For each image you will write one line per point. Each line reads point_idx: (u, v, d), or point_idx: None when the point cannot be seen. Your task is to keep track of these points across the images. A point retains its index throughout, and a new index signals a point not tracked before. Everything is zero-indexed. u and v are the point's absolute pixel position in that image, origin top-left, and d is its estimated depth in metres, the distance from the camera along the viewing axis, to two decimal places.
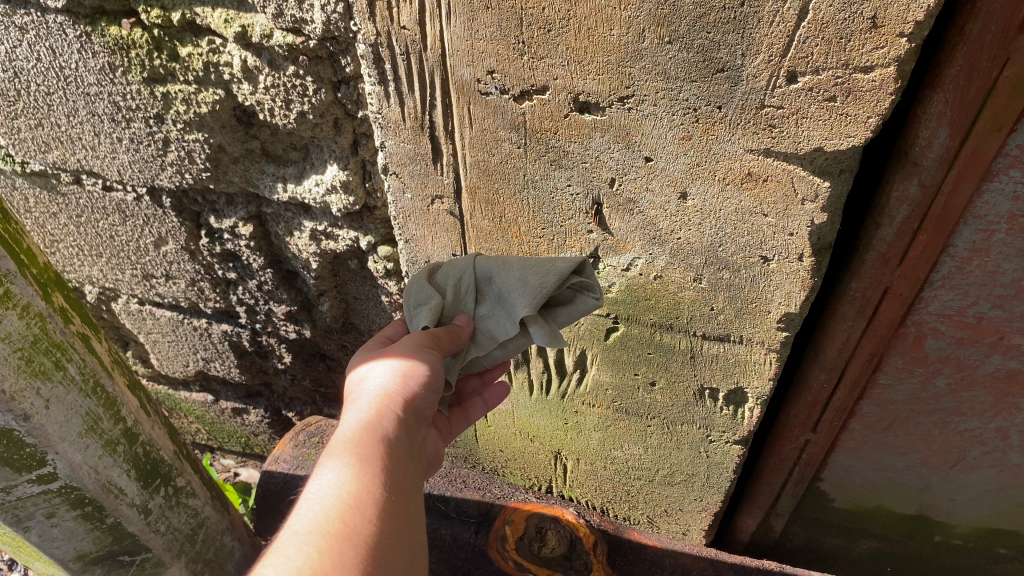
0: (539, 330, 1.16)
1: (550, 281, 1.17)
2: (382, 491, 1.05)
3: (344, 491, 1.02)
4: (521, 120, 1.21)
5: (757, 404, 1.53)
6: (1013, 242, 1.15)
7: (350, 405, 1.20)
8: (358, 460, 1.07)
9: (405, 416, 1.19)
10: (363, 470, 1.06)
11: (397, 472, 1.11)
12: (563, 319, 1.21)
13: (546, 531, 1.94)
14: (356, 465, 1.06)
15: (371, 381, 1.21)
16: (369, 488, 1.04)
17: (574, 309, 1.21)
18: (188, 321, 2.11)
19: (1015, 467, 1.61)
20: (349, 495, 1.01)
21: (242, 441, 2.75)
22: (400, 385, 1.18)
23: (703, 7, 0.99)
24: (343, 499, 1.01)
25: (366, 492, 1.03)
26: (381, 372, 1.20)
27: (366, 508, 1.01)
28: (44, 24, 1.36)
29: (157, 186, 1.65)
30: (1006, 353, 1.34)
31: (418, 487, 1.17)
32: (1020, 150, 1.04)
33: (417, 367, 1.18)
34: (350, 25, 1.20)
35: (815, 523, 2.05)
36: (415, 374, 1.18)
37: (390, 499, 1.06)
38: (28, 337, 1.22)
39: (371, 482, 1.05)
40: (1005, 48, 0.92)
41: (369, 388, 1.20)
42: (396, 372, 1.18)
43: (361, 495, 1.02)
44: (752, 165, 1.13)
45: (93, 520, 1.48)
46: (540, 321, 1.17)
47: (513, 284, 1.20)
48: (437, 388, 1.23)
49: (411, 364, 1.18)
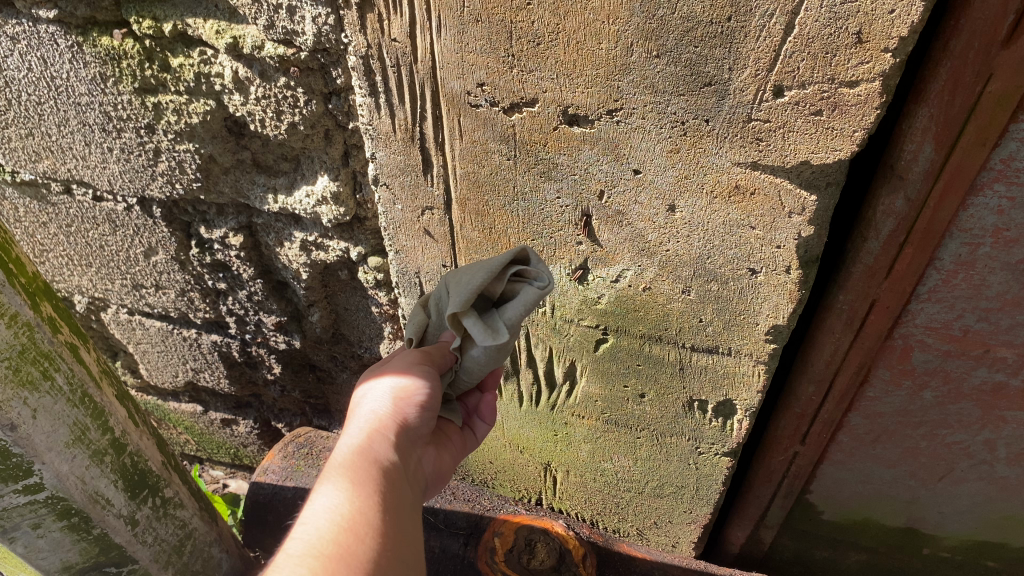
0: (471, 325, 1.08)
1: (479, 277, 1.09)
2: (378, 512, 1.05)
3: (339, 514, 1.01)
4: (510, 131, 1.22)
5: (746, 417, 1.53)
6: (998, 255, 1.16)
7: (343, 430, 1.20)
8: (354, 483, 1.07)
9: (398, 439, 1.19)
10: (358, 493, 1.06)
11: (394, 494, 1.11)
12: (508, 312, 1.10)
13: (535, 543, 1.90)
14: (352, 489, 1.06)
15: (365, 405, 1.21)
16: (364, 510, 1.04)
17: (517, 301, 1.10)
18: (178, 331, 2.09)
19: (1002, 479, 1.62)
20: (345, 518, 1.01)
21: (230, 453, 2.73)
22: (394, 407, 1.18)
23: (691, 21, 1.00)
24: (338, 520, 1.00)
25: (361, 515, 1.03)
26: (375, 396, 1.20)
27: (362, 529, 1.01)
28: (35, 34, 1.37)
29: (147, 196, 1.65)
30: (992, 366, 1.35)
31: (415, 508, 1.16)
32: (1004, 165, 1.05)
33: (415, 382, 1.18)
34: (340, 37, 1.21)
35: (804, 535, 2.05)
36: (413, 393, 1.18)
37: (385, 521, 1.06)
38: (16, 346, 1.21)
39: (366, 505, 1.05)
40: (988, 65, 0.94)
41: (362, 411, 1.20)
42: (391, 394, 1.18)
43: (356, 518, 1.02)
44: (740, 178, 1.14)
45: (79, 531, 1.47)
46: (473, 315, 1.09)
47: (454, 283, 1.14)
48: (435, 408, 1.22)
49: (408, 381, 1.18)
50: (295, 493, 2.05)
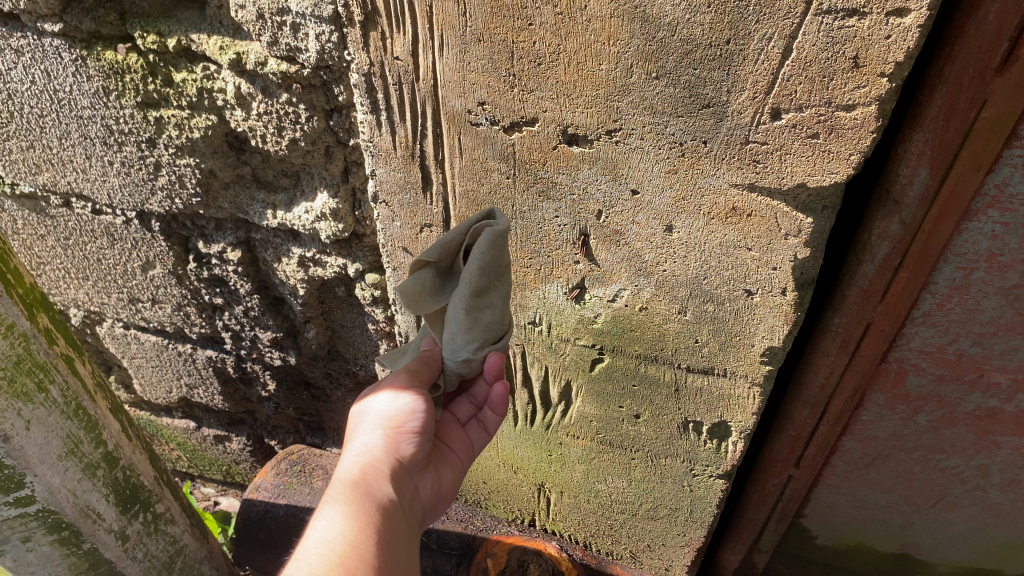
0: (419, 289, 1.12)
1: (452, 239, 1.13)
2: (371, 546, 1.03)
3: (332, 551, 0.99)
4: (510, 150, 1.23)
5: (740, 438, 1.52)
6: (991, 280, 1.17)
7: (339, 463, 1.18)
8: (347, 516, 1.05)
9: (394, 470, 1.16)
10: (352, 525, 1.04)
11: (389, 528, 1.09)
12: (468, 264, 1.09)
13: (528, 564, 1.81)
14: (345, 522, 1.04)
15: (359, 436, 1.19)
16: (357, 545, 1.02)
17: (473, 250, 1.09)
18: (173, 346, 2.08)
19: (996, 506, 1.61)
20: (337, 553, 0.98)
21: (221, 470, 2.69)
22: (387, 436, 1.17)
23: (690, 44, 1.01)
24: (330, 557, 0.98)
25: (354, 550, 1.01)
26: (367, 425, 1.18)
27: (354, 564, 0.98)
28: (40, 47, 1.38)
29: (146, 210, 1.65)
30: (986, 391, 1.35)
31: (413, 541, 1.14)
32: (998, 191, 1.06)
33: (407, 407, 1.15)
34: (343, 54, 1.22)
35: (797, 560, 2.03)
36: (407, 420, 1.16)
37: (379, 554, 1.03)
38: (11, 357, 1.19)
39: (360, 538, 1.03)
40: (982, 91, 0.95)
41: (358, 442, 1.18)
42: (381, 422, 1.16)
43: (347, 552, 1.00)
44: (737, 200, 1.15)
45: (70, 546, 1.43)
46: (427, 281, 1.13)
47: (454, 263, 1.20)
48: (429, 434, 1.20)
49: (399, 407, 1.15)
50: (286, 511, 2.01)
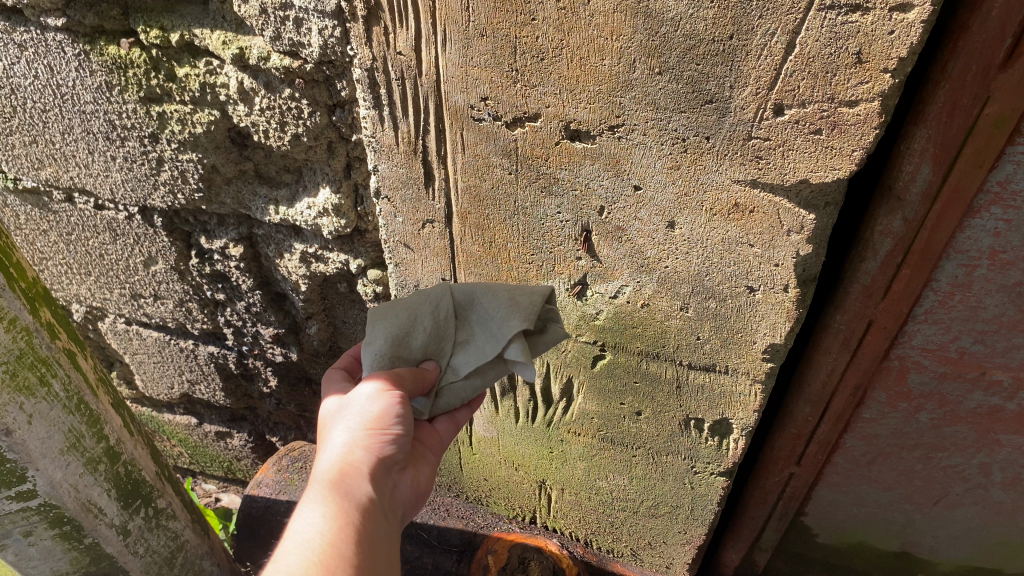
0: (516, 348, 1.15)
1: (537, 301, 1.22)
2: (351, 545, 1.03)
3: (310, 551, 0.99)
4: (513, 145, 1.23)
5: (741, 436, 1.52)
6: (994, 277, 1.16)
7: (316, 460, 1.16)
8: (326, 516, 1.04)
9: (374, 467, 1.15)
10: (332, 525, 1.04)
11: (370, 525, 1.08)
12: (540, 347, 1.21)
13: (529, 561, 1.84)
14: (325, 522, 1.04)
15: (336, 433, 1.17)
16: (336, 544, 1.02)
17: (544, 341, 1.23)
18: (175, 342, 2.08)
19: (998, 504, 1.61)
20: (316, 554, 0.99)
21: (222, 467, 2.69)
22: (366, 436, 1.14)
23: (692, 40, 1.01)
24: (309, 558, 0.98)
25: (334, 549, 1.01)
26: (343, 424, 1.16)
27: (334, 564, 0.98)
28: (43, 41, 1.38)
29: (149, 206, 1.66)
30: (987, 389, 1.35)
31: (394, 536, 1.14)
32: (1000, 188, 1.06)
33: (381, 407, 1.13)
34: (346, 49, 1.22)
35: (798, 559, 2.03)
36: (383, 421, 1.14)
37: (359, 553, 1.03)
38: (13, 351, 1.19)
39: (339, 537, 1.03)
40: (985, 87, 0.95)
41: (334, 441, 1.16)
42: (359, 422, 1.13)
43: (327, 553, 1.00)
44: (739, 196, 1.15)
45: (71, 540, 1.45)
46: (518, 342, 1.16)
47: (483, 317, 1.23)
48: (407, 433, 1.18)
49: (375, 408, 1.13)
50: (287, 507, 2.02)
